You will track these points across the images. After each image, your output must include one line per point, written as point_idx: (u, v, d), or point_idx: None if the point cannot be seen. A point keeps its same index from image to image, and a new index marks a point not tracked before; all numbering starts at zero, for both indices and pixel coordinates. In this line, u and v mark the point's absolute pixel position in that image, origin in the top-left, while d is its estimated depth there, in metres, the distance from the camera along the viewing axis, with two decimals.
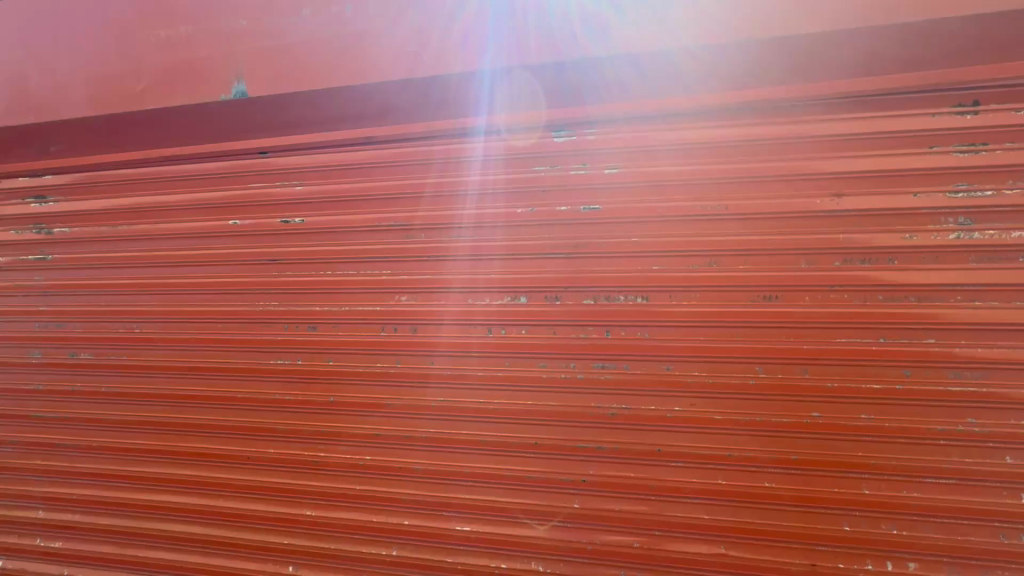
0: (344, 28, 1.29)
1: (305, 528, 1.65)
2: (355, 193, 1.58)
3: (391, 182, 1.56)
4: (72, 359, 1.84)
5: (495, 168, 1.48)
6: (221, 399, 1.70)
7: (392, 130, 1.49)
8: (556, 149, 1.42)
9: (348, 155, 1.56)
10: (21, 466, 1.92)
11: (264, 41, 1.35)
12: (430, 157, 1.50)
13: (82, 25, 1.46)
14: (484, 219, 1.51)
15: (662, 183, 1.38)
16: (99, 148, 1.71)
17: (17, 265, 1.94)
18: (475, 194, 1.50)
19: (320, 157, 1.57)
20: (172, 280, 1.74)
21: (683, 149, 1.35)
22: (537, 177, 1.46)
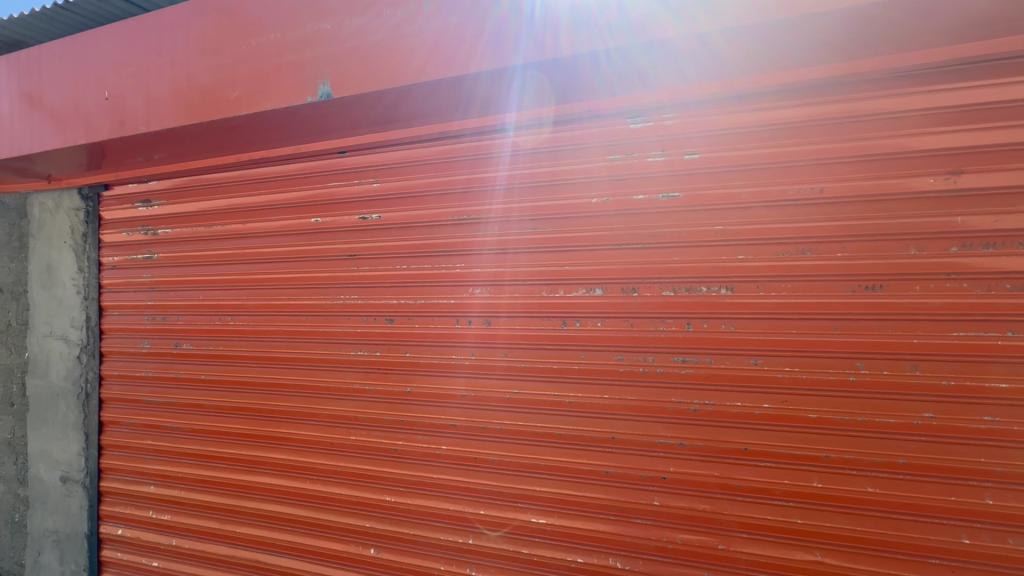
0: (409, 30, 1.32)
1: (381, 514, 1.69)
2: (435, 187, 1.64)
3: (470, 175, 1.60)
4: (177, 349, 2.02)
5: (569, 158, 1.51)
6: (304, 388, 1.79)
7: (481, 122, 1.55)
8: (633, 137, 1.44)
9: (432, 150, 1.63)
10: (134, 444, 2.12)
11: (346, 43, 1.40)
12: (508, 149, 1.56)
13: (190, 42, 1.60)
14: (558, 210, 1.52)
15: (744, 168, 1.36)
16: (205, 153, 1.89)
17: (130, 263, 2.15)
18: (550, 185, 1.53)
19: (396, 154, 1.68)
20: (263, 275, 1.86)
21: (762, 131, 1.34)
22: (609, 166, 1.47)
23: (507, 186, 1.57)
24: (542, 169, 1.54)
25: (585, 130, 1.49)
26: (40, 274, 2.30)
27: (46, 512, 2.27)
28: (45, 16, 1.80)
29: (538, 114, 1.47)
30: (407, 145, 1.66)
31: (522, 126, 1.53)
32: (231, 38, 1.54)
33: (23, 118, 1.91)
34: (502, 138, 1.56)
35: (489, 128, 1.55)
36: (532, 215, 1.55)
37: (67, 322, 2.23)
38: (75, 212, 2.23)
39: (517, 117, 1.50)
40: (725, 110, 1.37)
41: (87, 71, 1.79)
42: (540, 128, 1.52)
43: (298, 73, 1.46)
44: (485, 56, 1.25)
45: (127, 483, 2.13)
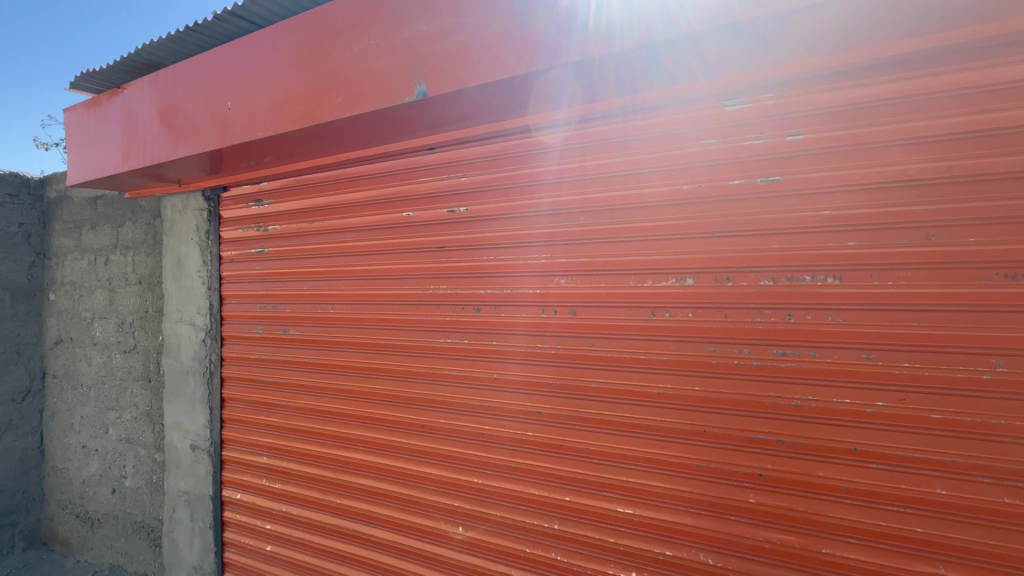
0: (487, 31, 1.39)
1: (469, 495, 1.77)
2: (518, 179, 1.68)
3: (530, 170, 1.66)
4: (285, 334, 2.23)
5: (610, 152, 1.54)
6: (397, 372, 1.91)
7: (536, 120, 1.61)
8: (712, 122, 1.41)
9: (516, 144, 1.68)
10: (249, 419, 2.37)
11: (443, 43, 1.47)
12: (557, 145, 1.61)
13: (301, 52, 1.75)
14: (607, 203, 1.55)
15: (835, 150, 1.29)
16: (309, 155, 2.07)
17: (245, 256, 2.39)
18: (601, 177, 1.56)
19: (481, 148, 1.74)
20: (360, 267, 2.00)
21: (854, 110, 1.27)
22: (671, 155, 1.46)
23: (592, 175, 1.57)
24: (628, 157, 1.52)
25: (673, 116, 1.45)
26: (172, 267, 2.62)
27: (179, 476, 2.59)
28: (178, 39, 2.04)
29: (621, 102, 1.48)
30: (495, 138, 1.71)
31: (605, 114, 1.53)
32: (333, 47, 1.67)
33: (160, 130, 2.18)
34: (583, 127, 1.57)
35: (556, 122, 1.59)
36: (619, 204, 1.53)
37: (194, 309, 2.53)
38: (199, 212, 2.51)
39: (599, 107, 1.51)
40: (806, 90, 1.31)
41: (211, 86, 2.01)
42: (625, 115, 1.51)
43: (396, 75, 1.55)
44: (556, 51, 1.30)
45: (244, 454, 2.39)
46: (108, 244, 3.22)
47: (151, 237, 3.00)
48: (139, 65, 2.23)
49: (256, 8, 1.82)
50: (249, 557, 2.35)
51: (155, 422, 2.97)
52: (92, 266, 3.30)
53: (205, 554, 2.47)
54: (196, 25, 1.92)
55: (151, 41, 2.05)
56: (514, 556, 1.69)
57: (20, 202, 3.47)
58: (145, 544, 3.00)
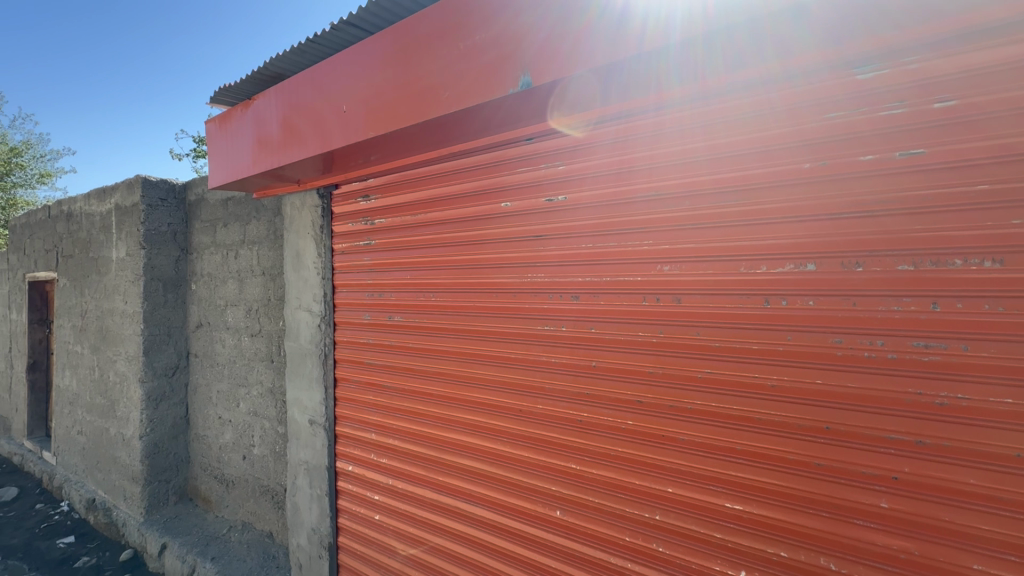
0: (564, 31, 1.47)
1: (567, 480, 1.80)
2: (617, 166, 1.68)
3: (646, 152, 1.61)
4: (391, 320, 2.39)
5: (694, 136, 1.52)
6: (496, 358, 1.99)
7: (625, 108, 1.63)
8: (800, 101, 1.35)
9: (617, 129, 1.67)
10: (359, 398, 2.58)
11: (545, 32, 1.50)
12: (659, 127, 1.58)
13: (410, 52, 1.85)
14: (730, 183, 1.46)
15: (976, 119, 1.15)
16: (413, 151, 2.19)
17: (354, 248, 2.59)
18: (707, 160, 1.50)
19: (581, 136, 1.75)
20: (461, 257, 2.10)
21: (999, 72, 1.12)
22: (773, 134, 1.40)
23: (651, 165, 1.60)
24: (696, 144, 1.52)
25: (744, 99, 1.43)
26: (291, 259, 2.90)
27: (299, 447, 2.89)
28: (298, 50, 2.25)
29: (684, 91, 1.50)
30: (586, 128, 1.73)
31: (671, 103, 1.55)
32: (438, 45, 1.75)
33: (283, 135, 2.42)
34: (646, 116, 1.60)
35: (662, 104, 1.56)
36: (715, 188, 1.49)
37: (310, 297, 2.78)
38: (314, 209, 2.76)
39: (664, 98, 1.54)
40: (935, 54, 1.18)
41: (327, 92, 2.20)
42: (690, 103, 1.52)
43: (501, 67, 1.59)
44: (615, 48, 1.39)
45: (354, 430, 2.60)
46: (237, 240, 3.65)
47: (272, 233, 3.34)
48: (266, 78, 2.49)
49: (367, 14, 1.95)
50: (360, 524, 2.58)
51: (278, 398, 3.32)
52: (224, 260, 3.75)
53: (322, 518, 2.74)
54: (315, 36, 2.10)
55: (276, 54, 2.28)
56: (614, 543, 1.70)
57: (168, 205, 4.01)
58: (271, 506, 3.38)
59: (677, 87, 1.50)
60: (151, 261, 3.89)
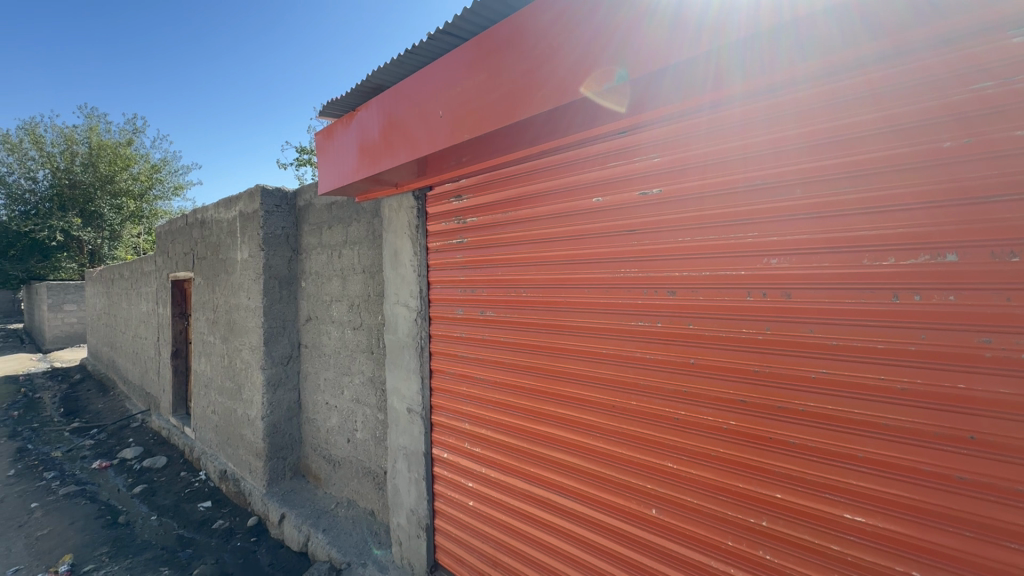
0: (628, 35, 1.53)
1: (664, 478, 1.77)
2: (716, 155, 1.62)
3: (755, 138, 1.53)
4: (483, 315, 2.49)
5: (857, 109, 1.34)
6: (588, 353, 2.00)
7: (758, 85, 1.49)
8: (937, 74, 1.21)
9: (716, 116, 1.61)
10: (453, 389, 2.71)
11: (628, 32, 1.54)
12: (794, 106, 1.45)
13: (504, 55, 1.90)
14: (862, 165, 1.34)
15: None
16: (504, 151, 2.26)
17: (447, 247, 2.72)
18: (846, 140, 1.36)
19: (677, 126, 1.71)
20: (553, 253, 2.14)
21: None
22: (913, 110, 1.25)
23: (735, 157, 1.58)
24: (787, 132, 1.46)
25: (830, 85, 1.38)
26: (390, 258, 3.10)
27: (398, 433, 3.09)
28: (398, 61, 2.39)
29: (773, 78, 1.46)
30: (684, 117, 1.68)
31: (758, 92, 1.51)
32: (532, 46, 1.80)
33: (383, 142, 2.60)
34: (750, 102, 1.53)
35: (784, 82, 1.45)
36: (832, 173, 1.38)
37: (408, 293, 2.96)
38: (410, 210, 2.92)
39: (722, 94, 1.56)
40: None
41: (424, 99, 2.33)
42: (773, 92, 1.48)
43: (596, 62, 1.61)
44: (669, 49, 1.45)
45: (449, 420, 2.74)
46: (341, 240, 3.96)
47: (372, 234, 3.59)
48: (368, 90, 2.69)
49: (462, 21, 2.04)
50: (455, 509, 2.72)
51: (378, 387, 3.58)
52: (330, 259, 4.09)
53: (419, 501, 2.92)
54: (414, 47, 2.23)
55: (378, 67, 2.45)
56: (715, 547, 1.65)
57: (282, 211, 4.47)
58: (372, 486, 3.65)
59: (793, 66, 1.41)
60: (269, 261, 4.35)
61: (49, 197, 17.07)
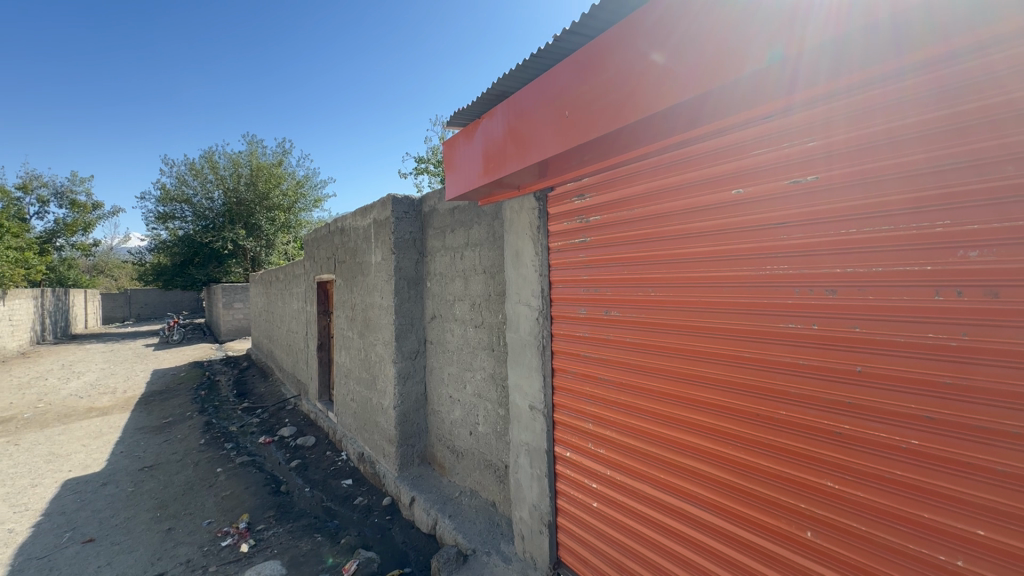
0: (743, 28, 1.54)
1: (821, 499, 1.60)
2: (883, 135, 1.44)
3: (933, 113, 1.34)
4: (607, 315, 2.47)
5: (988, 90, 1.25)
6: (725, 357, 1.88)
7: (868, 76, 1.45)
8: None
9: (879, 93, 1.44)
10: (575, 388, 2.71)
11: (750, 22, 1.53)
12: (937, 85, 1.33)
13: (634, 48, 1.88)
14: None
15: None
16: (634, 144, 2.22)
17: (569, 246, 2.73)
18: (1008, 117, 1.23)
19: (833, 106, 1.55)
20: (686, 250, 2.05)
21: None
22: None
23: (898, 137, 1.42)
24: (907, 119, 1.39)
25: (940, 71, 1.32)
26: (511, 258, 3.19)
27: (520, 429, 3.16)
28: (523, 67, 2.46)
29: (866, 74, 1.45)
30: (837, 97, 1.53)
31: (860, 84, 1.47)
32: (657, 44, 1.78)
33: (506, 146, 2.68)
34: (877, 87, 1.44)
35: (916, 64, 1.35)
36: None
37: (529, 292, 3.02)
38: (532, 211, 2.98)
39: (856, 79, 1.47)
40: None
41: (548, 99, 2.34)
42: (885, 80, 1.42)
43: (723, 57, 1.59)
44: (774, 43, 1.47)
45: (572, 419, 2.75)
46: (462, 242, 4.18)
47: (492, 235, 3.74)
48: (492, 97, 2.80)
49: (590, 20, 2.04)
50: (578, 508, 2.72)
51: (499, 383, 3.71)
52: (452, 261, 4.33)
53: (542, 497, 2.95)
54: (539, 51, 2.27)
55: (503, 75, 2.54)
56: None
57: (410, 217, 4.84)
58: (493, 479, 3.79)
59: (886, 60, 1.39)
60: (399, 263, 4.73)
61: (222, 213, 20.39)
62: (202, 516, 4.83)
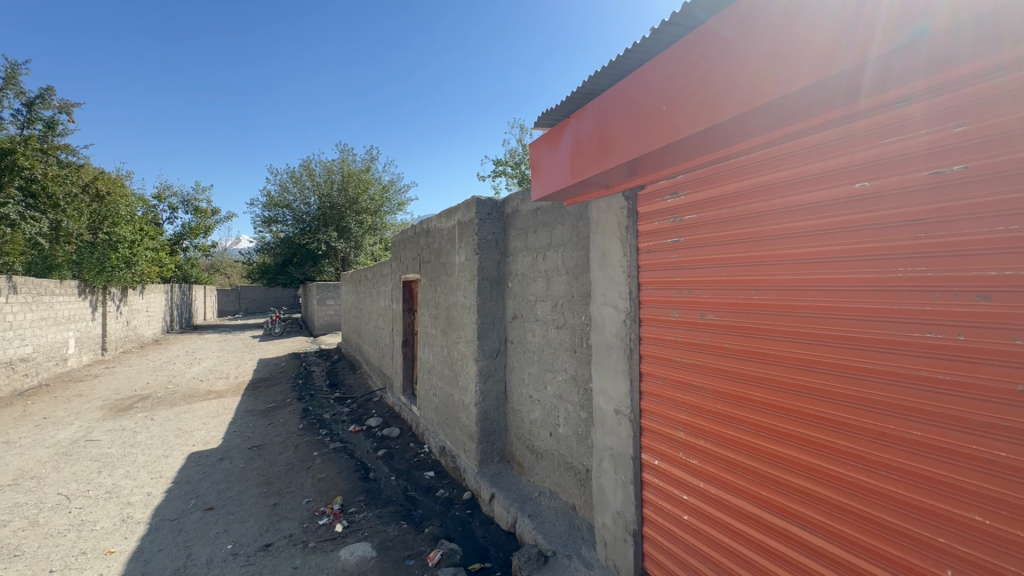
0: (837, 23, 1.48)
1: (963, 533, 1.44)
2: None
3: None
4: (702, 318, 2.36)
5: None
6: (846, 369, 1.73)
7: (977, 67, 1.35)
8: None
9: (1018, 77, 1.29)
10: (666, 394, 2.61)
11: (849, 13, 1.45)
12: None
13: (728, 42, 1.79)
14: None
15: None
16: (737, 138, 2.09)
17: (661, 246, 2.64)
18: None
19: (974, 89, 1.38)
20: (797, 250, 1.90)
21: None
22: None
23: None
24: None
25: None
26: (598, 259, 3.13)
27: (603, 433, 3.09)
28: (617, 63, 2.42)
29: (976, 65, 1.34)
30: (972, 81, 1.38)
31: (988, 71, 1.34)
32: (747, 38, 1.72)
33: (594, 145, 2.64)
34: (988, 78, 1.35)
35: None
36: None
37: (616, 294, 2.95)
38: (620, 210, 2.91)
39: (979, 67, 1.34)
40: None
41: (638, 97, 2.27)
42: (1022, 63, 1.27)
43: (826, 48, 1.51)
44: (866, 42, 1.43)
45: (660, 426, 2.65)
46: (545, 243, 4.18)
47: (576, 235, 3.70)
48: (581, 97, 2.77)
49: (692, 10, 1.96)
50: (665, 519, 2.61)
51: (581, 385, 3.66)
52: (535, 261, 4.34)
53: (626, 505, 2.87)
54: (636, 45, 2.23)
55: (595, 73, 2.50)
56: None
57: (493, 218, 4.92)
58: (574, 483, 3.74)
59: (988, 54, 1.30)
60: (483, 263, 4.84)
61: (317, 217, 22.10)
62: (301, 495, 5.26)
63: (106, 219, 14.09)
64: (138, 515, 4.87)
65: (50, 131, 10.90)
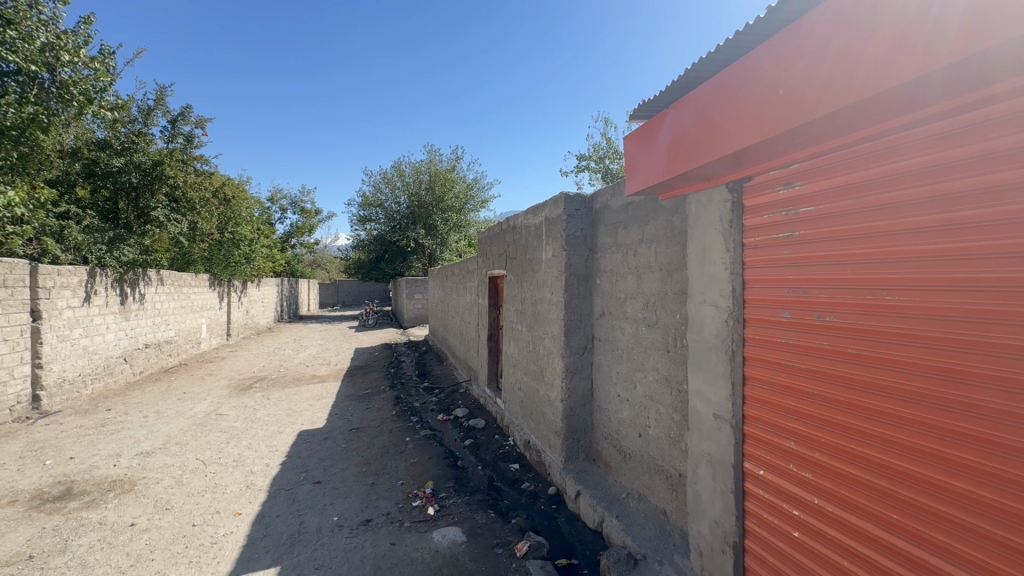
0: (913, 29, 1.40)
1: None
2: None
3: None
4: (819, 320, 2.15)
5: None
6: (1008, 382, 1.47)
7: None
8: None
9: None
10: (774, 401, 2.42)
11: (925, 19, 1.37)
12: None
13: (811, 42, 1.73)
14: None
15: None
16: (861, 122, 1.85)
17: (771, 242, 2.45)
18: None
19: None
20: (941, 245, 1.65)
21: None
22: None
23: None
24: None
25: None
26: (697, 255, 2.98)
27: (700, 437, 2.95)
28: (723, 48, 2.28)
29: None
30: None
31: None
32: (832, 35, 1.64)
33: (689, 139, 2.54)
34: None
35: None
36: None
37: (717, 292, 2.80)
38: (724, 203, 2.74)
39: None
40: None
41: (730, 93, 2.20)
42: None
43: (900, 56, 1.44)
44: (937, 51, 1.35)
45: (767, 434, 2.46)
46: (636, 238, 4.06)
47: (671, 231, 3.56)
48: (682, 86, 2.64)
49: None
50: (771, 534, 2.43)
51: (675, 386, 3.52)
52: (625, 258, 4.24)
53: (726, 514, 2.71)
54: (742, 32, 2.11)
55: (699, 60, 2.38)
56: None
57: (581, 215, 4.88)
58: (666, 487, 3.61)
59: None
60: (570, 259, 4.82)
61: (407, 215, 23.25)
62: (395, 477, 5.61)
63: (231, 220, 15.91)
64: (258, 483, 5.49)
65: (189, 143, 12.46)
